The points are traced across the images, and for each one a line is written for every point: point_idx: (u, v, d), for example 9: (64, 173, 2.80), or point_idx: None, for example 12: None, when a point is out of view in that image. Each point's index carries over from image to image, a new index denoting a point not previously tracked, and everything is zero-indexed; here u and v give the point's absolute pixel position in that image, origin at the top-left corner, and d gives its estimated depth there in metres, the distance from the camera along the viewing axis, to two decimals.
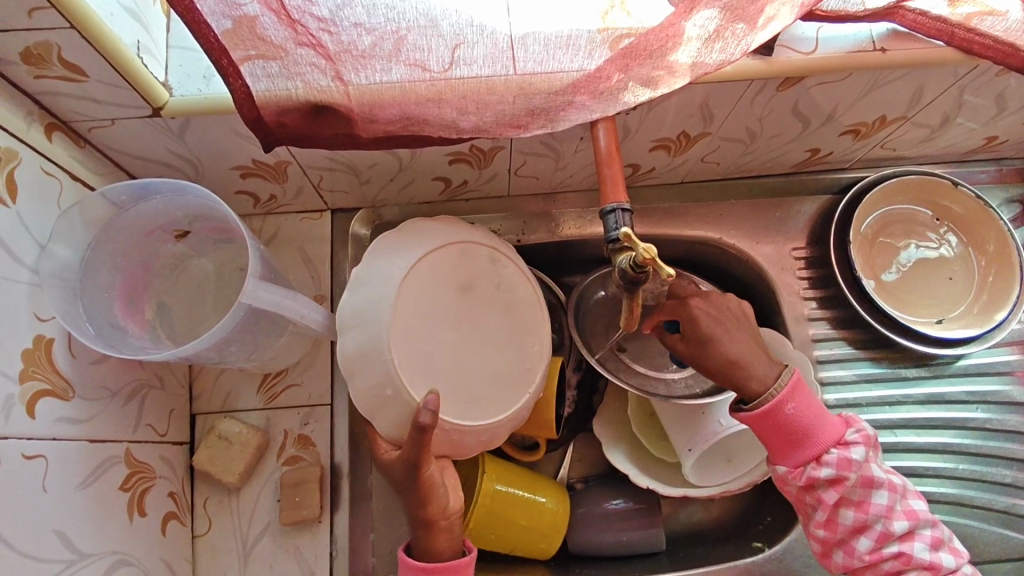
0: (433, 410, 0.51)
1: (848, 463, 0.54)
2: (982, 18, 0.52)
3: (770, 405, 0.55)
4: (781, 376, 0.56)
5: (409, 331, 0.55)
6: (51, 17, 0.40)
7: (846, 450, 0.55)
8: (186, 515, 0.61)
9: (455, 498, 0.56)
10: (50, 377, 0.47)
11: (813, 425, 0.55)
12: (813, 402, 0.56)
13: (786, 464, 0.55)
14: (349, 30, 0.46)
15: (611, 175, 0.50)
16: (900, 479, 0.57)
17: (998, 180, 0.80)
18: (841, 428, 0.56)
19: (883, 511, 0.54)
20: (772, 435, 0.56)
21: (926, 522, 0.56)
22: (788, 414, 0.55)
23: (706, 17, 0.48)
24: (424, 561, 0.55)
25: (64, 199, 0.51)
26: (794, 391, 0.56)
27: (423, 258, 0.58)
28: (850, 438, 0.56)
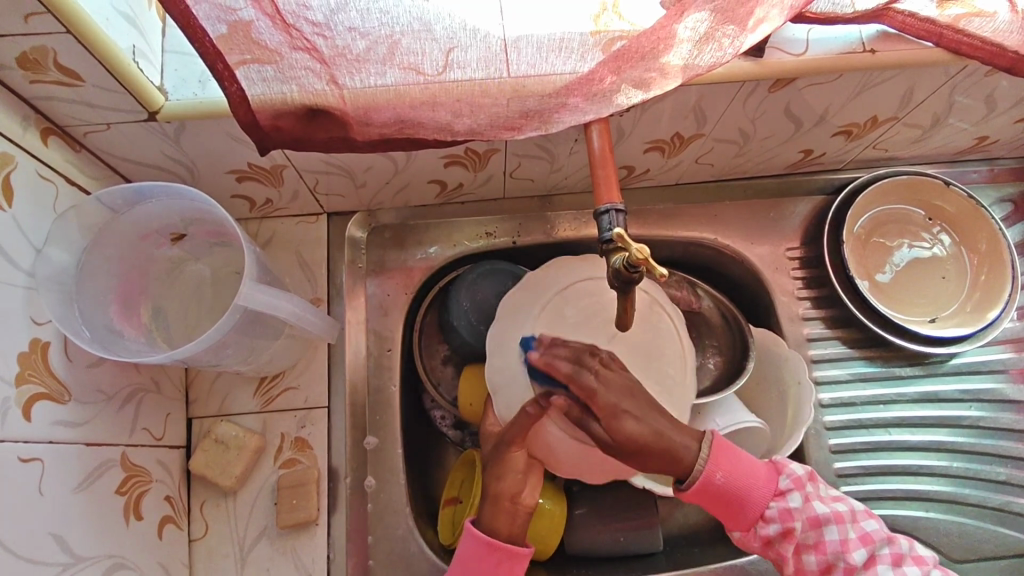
0: (541, 405, 0.58)
1: (790, 513, 0.55)
2: (970, 19, 0.53)
3: (700, 483, 0.55)
4: (701, 448, 0.55)
5: (502, 345, 0.62)
6: (46, 22, 0.40)
7: (784, 501, 0.56)
8: (182, 519, 0.61)
9: (531, 493, 0.60)
10: (46, 381, 0.47)
11: (746, 490, 0.55)
12: (741, 460, 0.56)
13: (741, 531, 0.56)
14: (343, 35, 0.46)
15: (604, 177, 0.50)
16: (847, 505, 0.57)
17: (990, 180, 0.80)
18: (772, 477, 0.57)
19: (839, 546, 0.55)
20: (715, 508, 0.56)
21: (884, 540, 0.56)
22: (721, 483, 0.55)
23: (696, 19, 0.48)
24: (490, 536, 0.57)
25: (60, 203, 0.51)
26: (718, 459, 0.55)
27: (563, 287, 0.63)
28: (783, 487, 0.57)
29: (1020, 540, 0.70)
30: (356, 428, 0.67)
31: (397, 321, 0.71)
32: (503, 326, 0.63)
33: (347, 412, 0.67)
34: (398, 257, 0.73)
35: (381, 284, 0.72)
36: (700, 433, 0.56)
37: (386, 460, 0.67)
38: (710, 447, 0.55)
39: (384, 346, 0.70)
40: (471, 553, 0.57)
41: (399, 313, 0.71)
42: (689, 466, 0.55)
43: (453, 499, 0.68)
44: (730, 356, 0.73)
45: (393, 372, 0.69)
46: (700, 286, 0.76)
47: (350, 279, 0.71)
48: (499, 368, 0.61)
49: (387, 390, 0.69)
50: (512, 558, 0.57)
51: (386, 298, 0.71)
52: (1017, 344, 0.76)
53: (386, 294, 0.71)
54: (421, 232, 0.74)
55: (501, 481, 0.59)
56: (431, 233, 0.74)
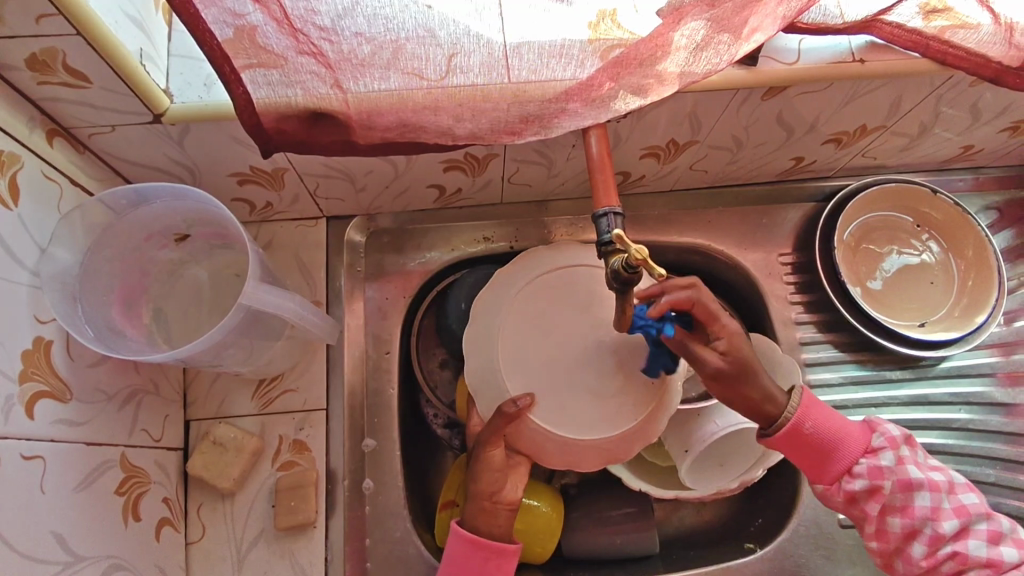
0: (520, 406, 0.58)
1: (879, 471, 0.57)
2: (955, 31, 0.55)
3: (789, 426, 0.57)
4: (792, 397, 0.58)
5: (480, 340, 0.62)
6: (58, 23, 0.41)
7: (874, 458, 0.58)
8: (179, 522, 0.61)
9: (513, 490, 0.61)
10: (48, 379, 0.47)
11: (838, 438, 0.57)
12: (833, 416, 0.58)
13: (825, 483, 0.58)
14: (349, 39, 0.47)
15: (602, 180, 0.51)
16: (945, 476, 0.58)
17: (976, 189, 0.82)
18: (865, 436, 0.59)
19: (928, 513, 0.56)
20: (801, 458, 0.58)
21: (981, 516, 0.56)
22: (809, 432, 0.57)
23: (693, 27, 0.50)
24: (473, 535, 0.59)
25: (64, 203, 0.52)
26: (811, 410, 0.58)
27: (531, 278, 0.63)
28: (876, 446, 0.58)
29: None
30: (354, 430, 0.67)
31: (396, 325, 0.71)
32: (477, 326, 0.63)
33: (345, 415, 0.67)
34: (397, 262, 0.73)
35: (379, 288, 0.72)
36: (793, 387, 0.59)
37: (384, 463, 0.67)
38: (802, 399, 0.58)
39: (383, 350, 0.70)
40: (458, 551, 0.59)
41: (398, 317, 0.72)
42: (780, 409, 0.57)
43: (450, 502, 0.68)
44: None
45: (391, 375, 0.70)
46: None
47: (349, 282, 0.72)
48: (481, 367, 0.62)
49: (385, 393, 0.69)
50: (498, 554, 0.59)
51: (385, 302, 0.72)
52: (1004, 348, 0.78)
53: (385, 297, 0.72)
54: (419, 236, 0.74)
55: (478, 481, 0.60)
56: (429, 238, 0.74)
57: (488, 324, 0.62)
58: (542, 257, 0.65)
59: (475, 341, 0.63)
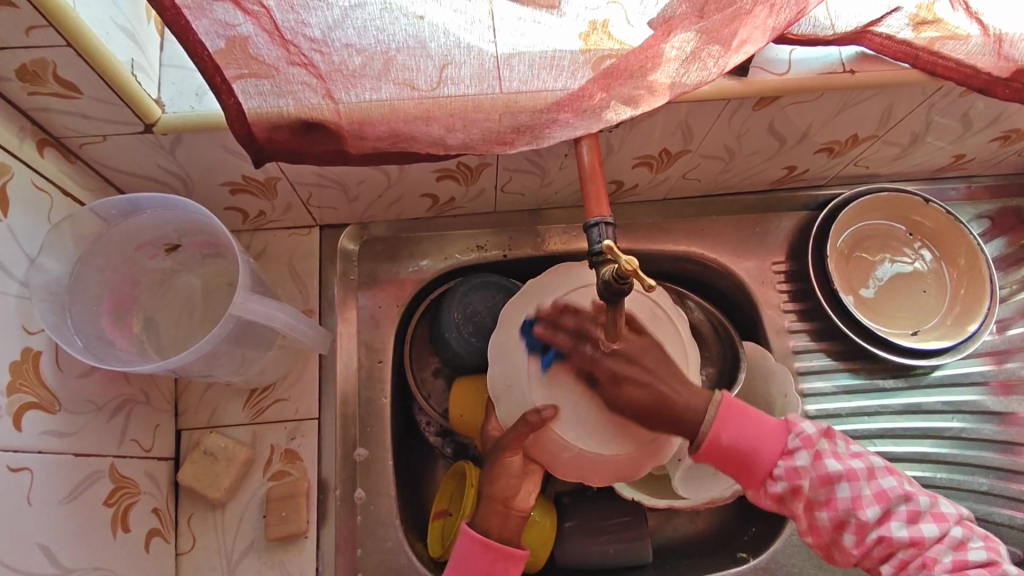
0: (544, 415, 0.57)
1: (797, 472, 0.56)
2: (945, 42, 0.55)
3: (708, 441, 0.56)
4: (708, 409, 0.57)
5: (503, 352, 0.61)
6: (48, 35, 0.41)
7: (791, 460, 0.56)
8: (170, 532, 0.61)
9: (526, 496, 0.61)
10: (36, 391, 0.47)
11: (755, 446, 0.56)
12: (748, 421, 0.57)
13: (752, 490, 0.57)
14: (340, 50, 0.47)
15: (594, 191, 0.51)
16: (864, 462, 0.57)
17: (968, 198, 0.82)
18: (781, 437, 0.57)
19: (850, 503, 0.55)
20: (727, 468, 0.57)
21: (901, 497, 0.55)
22: (727, 444, 0.56)
23: (683, 39, 0.50)
24: (485, 537, 0.58)
25: (55, 213, 0.52)
26: (726, 421, 0.57)
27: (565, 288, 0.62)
28: (792, 445, 0.57)
29: None
30: (346, 440, 0.67)
31: (389, 333, 0.71)
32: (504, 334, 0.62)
33: (337, 423, 0.67)
34: (390, 270, 0.73)
35: (372, 296, 0.72)
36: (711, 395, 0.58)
37: (376, 473, 0.67)
38: (718, 409, 0.57)
39: (376, 358, 0.70)
40: (467, 553, 0.57)
41: (390, 325, 0.71)
42: (696, 425, 0.57)
43: (443, 511, 0.68)
44: (721, 366, 0.74)
45: (384, 384, 0.70)
46: (689, 297, 0.77)
47: (342, 291, 0.72)
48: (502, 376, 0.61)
49: (378, 402, 0.69)
50: (507, 558, 0.58)
51: (378, 311, 0.72)
52: (997, 357, 0.78)
53: (378, 306, 0.72)
54: (413, 245, 0.74)
55: (492, 484, 0.59)
56: (423, 246, 0.74)
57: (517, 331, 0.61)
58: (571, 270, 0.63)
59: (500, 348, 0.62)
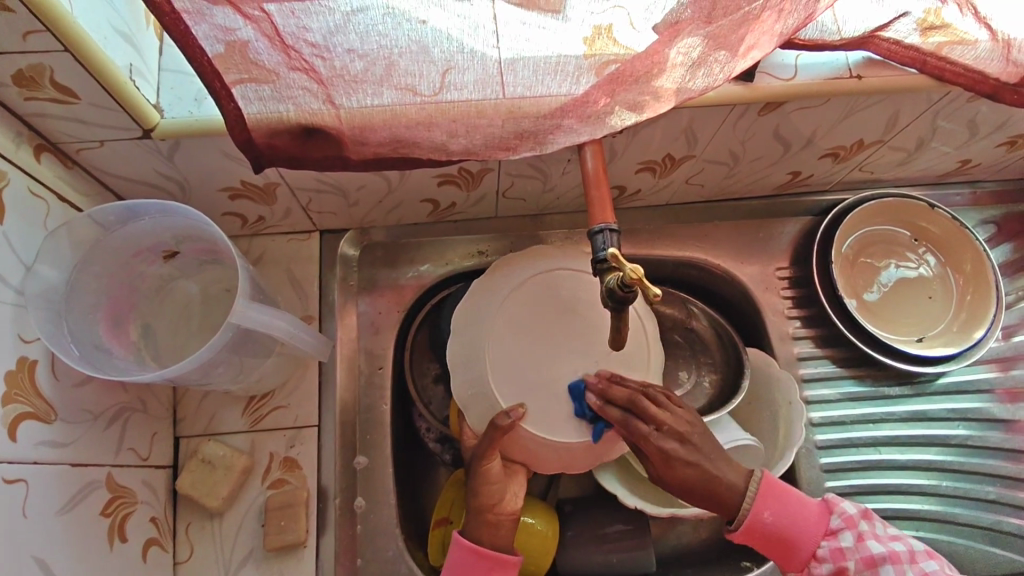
0: (512, 417, 0.56)
1: (841, 552, 0.53)
2: (952, 47, 0.54)
3: (748, 521, 0.54)
4: (747, 485, 0.55)
5: (467, 355, 0.60)
6: (44, 39, 0.40)
7: (835, 540, 0.54)
8: (167, 542, 0.60)
9: (512, 500, 0.60)
10: (32, 400, 0.46)
11: (795, 530, 0.54)
12: (790, 500, 0.55)
13: (795, 573, 0.54)
14: (342, 56, 0.46)
15: (597, 198, 0.50)
16: (906, 545, 0.54)
17: (973, 203, 0.82)
18: (823, 517, 0.55)
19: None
20: (767, 550, 0.55)
21: None
22: (768, 522, 0.54)
23: (688, 44, 0.49)
24: (477, 545, 0.58)
25: (51, 220, 0.51)
26: (767, 500, 0.55)
27: (519, 283, 0.62)
28: (834, 525, 0.55)
29: (1009, 559, 0.70)
30: (346, 447, 0.66)
31: (389, 339, 0.71)
32: (461, 335, 0.61)
33: (337, 431, 0.66)
34: (390, 275, 0.73)
35: (372, 301, 0.71)
36: (748, 473, 0.56)
37: (376, 481, 0.66)
38: (758, 487, 0.55)
39: (376, 365, 0.70)
40: (459, 562, 0.58)
41: (391, 331, 0.71)
42: (735, 501, 0.55)
43: (443, 519, 0.68)
44: (724, 372, 0.74)
45: (384, 391, 0.69)
46: (692, 303, 0.77)
47: (342, 296, 0.71)
48: (469, 379, 0.60)
49: (378, 409, 0.68)
50: (501, 567, 0.58)
51: (378, 316, 0.71)
52: (1003, 364, 0.77)
53: (378, 312, 0.71)
54: (413, 250, 0.74)
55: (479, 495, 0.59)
56: (423, 251, 0.74)
57: (476, 331, 0.61)
58: (525, 263, 0.63)
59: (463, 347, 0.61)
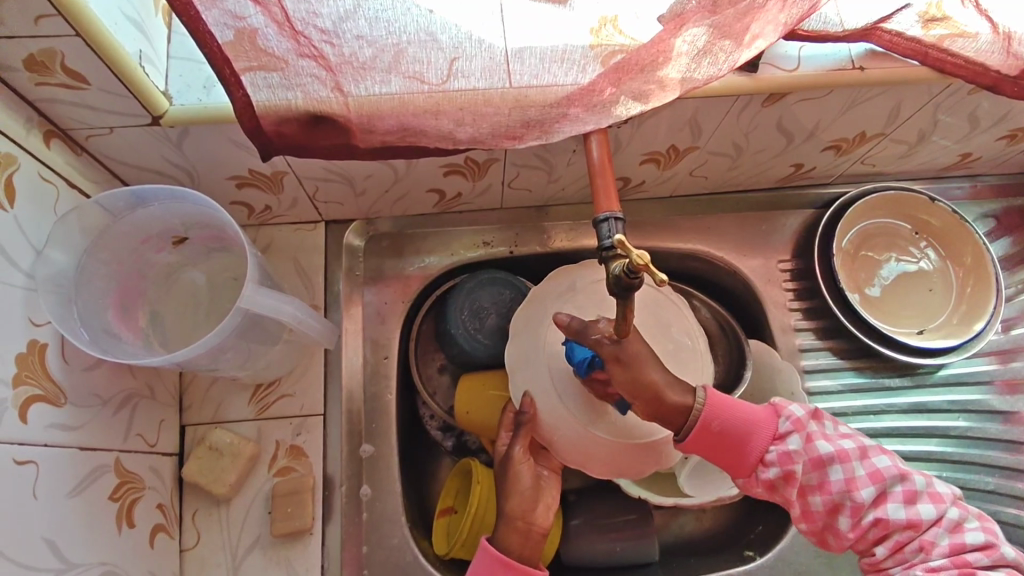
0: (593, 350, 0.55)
1: (789, 457, 0.55)
2: (953, 40, 0.55)
3: (697, 427, 0.55)
4: (696, 396, 0.55)
5: (525, 357, 0.62)
6: (57, 24, 0.40)
7: (783, 444, 0.56)
8: (174, 528, 0.60)
9: (543, 514, 0.61)
10: (43, 383, 0.46)
11: (744, 433, 0.55)
12: (738, 407, 0.56)
13: (744, 476, 0.56)
14: (351, 42, 0.47)
15: (603, 185, 0.51)
16: (855, 442, 0.56)
17: (973, 197, 0.82)
18: (770, 423, 0.57)
19: (845, 485, 0.54)
20: (717, 456, 0.56)
21: (896, 478, 0.54)
22: (716, 431, 0.55)
23: (695, 34, 0.50)
24: (506, 555, 0.57)
25: (61, 205, 0.51)
26: (715, 405, 0.55)
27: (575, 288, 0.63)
28: (783, 430, 0.57)
29: None
30: (352, 436, 0.67)
31: (395, 329, 0.71)
32: (520, 341, 0.63)
33: (343, 420, 0.67)
34: (396, 266, 0.73)
35: (378, 292, 0.72)
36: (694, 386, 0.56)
37: (381, 469, 0.66)
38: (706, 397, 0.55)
39: (381, 354, 0.70)
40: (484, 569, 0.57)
41: (396, 321, 0.71)
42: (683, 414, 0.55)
43: (448, 508, 0.68)
44: (728, 364, 0.75)
45: (389, 380, 0.69)
46: (695, 298, 0.78)
47: (347, 287, 0.71)
48: (530, 382, 0.61)
49: (384, 398, 0.69)
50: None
51: (384, 307, 0.71)
52: (1003, 356, 0.78)
53: (384, 302, 0.72)
54: (418, 241, 0.74)
55: (510, 500, 0.60)
56: (429, 243, 0.74)
57: (532, 345, 0.62)
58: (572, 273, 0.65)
59: (520, 361, 0.62)
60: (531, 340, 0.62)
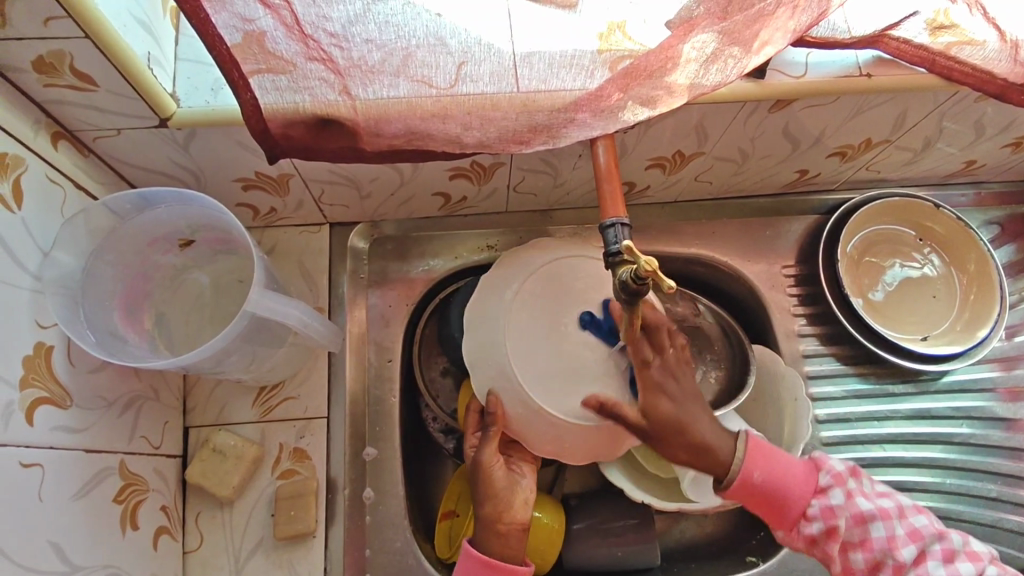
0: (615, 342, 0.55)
1: (831, 511, 0.55)
2: (961, 47, 0.55)
3: (739, 479, 0.55)
4: (738, 445, 0.56)
5: (485, 352, 0.58)
6: (67, 26, 0.40)
7: (825, 498, 0.56)
8: (177, 530, 0.60)
9: (523, 512, 0.60)
10: (48, 386, 0.46)
11: (788, 487, 0.55)
12: (777, 459, 0.56)
13: (784, 531, 0.56)
14: (360, 46, 0.47)
15: (610, 191, 0.51)
16: (893, 501, 0.57)
17: (978, 204, 0.82)
18: (811, 475, 0.57)
19: (886, 545, 0.55)
20: (757, 508, 0.56)
21: (934, 536, 0.55)
22: (758, 481, 0.55)
23: (702, 40, 0.50)
24: (488, 557, 0.57)
25: (68, 207, 0.51)
26: (757, 458, 0.56)
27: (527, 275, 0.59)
28: (825, 483, 0.56)
29: (1011, 556, 0.71)
30: (355, 439, 0.67)
31: (399, 332, 0.71)
32: (475, 335, 0.59)
33: (346, 423, 0.67)
34: (400, 269, 0.73)
35: (382, 294, 0.72)
36: (735, 432, 0.57)
37: (384, 473, 0.66)
38: (747, 445, 0.56)
39: (385, 357, 0.70)
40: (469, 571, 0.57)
41: (399, 325, 0.71)
42: (726, 465, 0.55)
43: (450, 512, 0.68)
44: (730, 369, 0.73)
45: (393, 383, 0.69)
46: (700, 300, 0.77)
47: (351, 289, 0.71)
48: (490, 377, 0.57)
49: (387, 401, 0.68)
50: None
51: (388, 310, 0.71)
52: (1006, 363, 0.78)
53: (388, 305, 0.72)
54: (423, 244, 0.74)
55: (489, 501, 0.59)
56: (433, 246, 0.74)
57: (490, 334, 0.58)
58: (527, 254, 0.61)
59: (480, 357, 0.58)
60: (488, 326, 0.58)
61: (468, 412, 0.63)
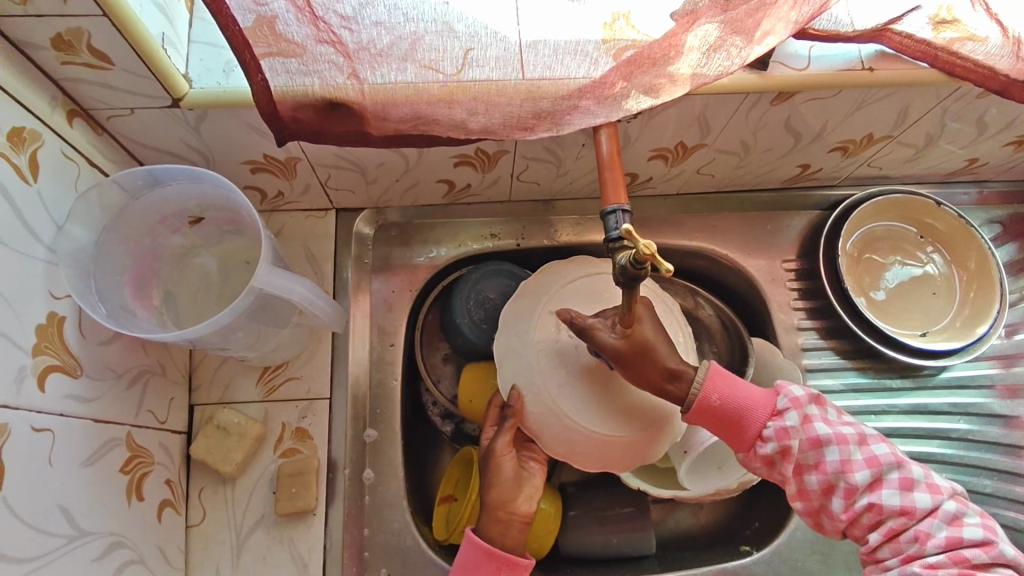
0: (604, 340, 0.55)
1: (786, 433, 0.55)
2: (963, 43, 0.55)
3: (697, 402, 0.55)
4: (696, 372, 0.56)
5: (511, 352, 0.60)
6: (84, 4, 0.41)
7: (782, 420, 0.56)
8: (181, 504, 0.62)
9: (525, 502, 0.60)
10: (60, 355, 0.48)
11: (745, 407, 0.56)
12: (738, 385, 0.57)
13: (742, 451, 0.57)
14: (369, 28, 0.49)
15: (612, 178, 0.51)
16: (855, 429, 0.57)
17: (980, 202, 0.83)
18: (771, 399, 0.57)
19: (840, 467, 0.55)
20: (717, 429, 0.57)
21: (893, 465, 0.55)
22: (716, 405, 0.55)
23: (706, 30, 0.51)
24: (489, 545, 0.57)
25: (81, 183, 0.53)
26: (715, 383, 0.56)
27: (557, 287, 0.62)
28: (781, 407, 0.56)
29: None
30: (357, 421, 0.68)
31: (401, 316, 0.72)
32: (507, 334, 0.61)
33: (348, 404, 0.68)
34: (404, 255, 0.74)
35: (386, 280, 0.73)
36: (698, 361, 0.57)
37: (384, 454, 0.67)
38: (707, 371, 0.56)
39: (388, 341, 0.71)
40: (471, 559, 0.57)
41: (403, 310, 0.72)
42: (684, 389, 0.55)
43: (448, 496, 0.69)
44: (728, 359, 0.76)
45: (395, 367, 0.70)
46: (699, 293, 0.78)
47: (356, 274, 0.72)
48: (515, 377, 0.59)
49: (388, 384, 0.70)
50: (510, 567, 0.57)
51: (391, 295, 0.72)
52: (1006, 361, 0.78)
53: (391, 290, 0.73)
54: (426, 231, 0.75)
55: (491, 490, 0.59)
56: (437, 233, 0.75)
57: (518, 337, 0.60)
58: (560, 268, 0.64)
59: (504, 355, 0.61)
60: (517, 329, 0.61)
61: (490, 407, 0.63)
